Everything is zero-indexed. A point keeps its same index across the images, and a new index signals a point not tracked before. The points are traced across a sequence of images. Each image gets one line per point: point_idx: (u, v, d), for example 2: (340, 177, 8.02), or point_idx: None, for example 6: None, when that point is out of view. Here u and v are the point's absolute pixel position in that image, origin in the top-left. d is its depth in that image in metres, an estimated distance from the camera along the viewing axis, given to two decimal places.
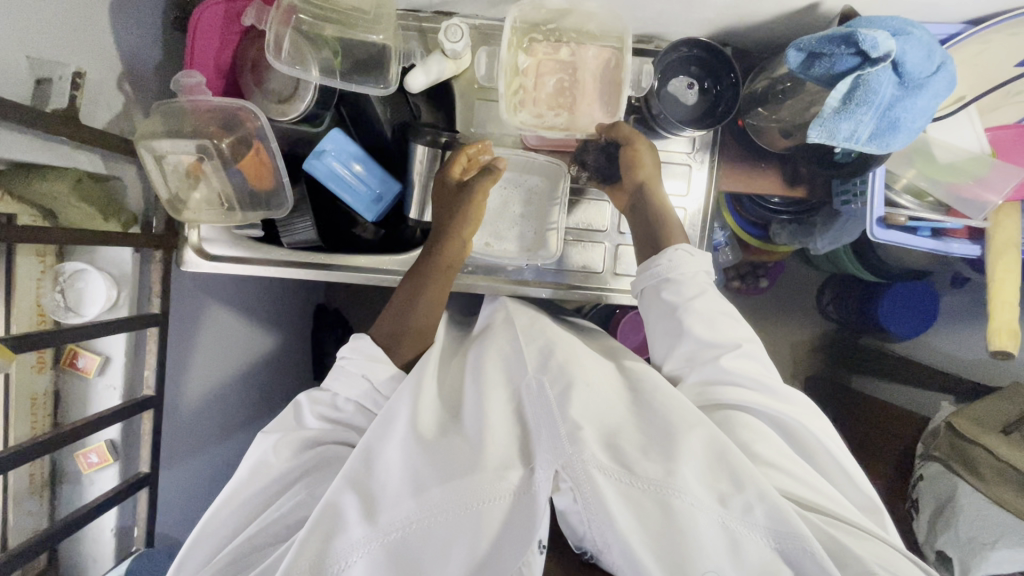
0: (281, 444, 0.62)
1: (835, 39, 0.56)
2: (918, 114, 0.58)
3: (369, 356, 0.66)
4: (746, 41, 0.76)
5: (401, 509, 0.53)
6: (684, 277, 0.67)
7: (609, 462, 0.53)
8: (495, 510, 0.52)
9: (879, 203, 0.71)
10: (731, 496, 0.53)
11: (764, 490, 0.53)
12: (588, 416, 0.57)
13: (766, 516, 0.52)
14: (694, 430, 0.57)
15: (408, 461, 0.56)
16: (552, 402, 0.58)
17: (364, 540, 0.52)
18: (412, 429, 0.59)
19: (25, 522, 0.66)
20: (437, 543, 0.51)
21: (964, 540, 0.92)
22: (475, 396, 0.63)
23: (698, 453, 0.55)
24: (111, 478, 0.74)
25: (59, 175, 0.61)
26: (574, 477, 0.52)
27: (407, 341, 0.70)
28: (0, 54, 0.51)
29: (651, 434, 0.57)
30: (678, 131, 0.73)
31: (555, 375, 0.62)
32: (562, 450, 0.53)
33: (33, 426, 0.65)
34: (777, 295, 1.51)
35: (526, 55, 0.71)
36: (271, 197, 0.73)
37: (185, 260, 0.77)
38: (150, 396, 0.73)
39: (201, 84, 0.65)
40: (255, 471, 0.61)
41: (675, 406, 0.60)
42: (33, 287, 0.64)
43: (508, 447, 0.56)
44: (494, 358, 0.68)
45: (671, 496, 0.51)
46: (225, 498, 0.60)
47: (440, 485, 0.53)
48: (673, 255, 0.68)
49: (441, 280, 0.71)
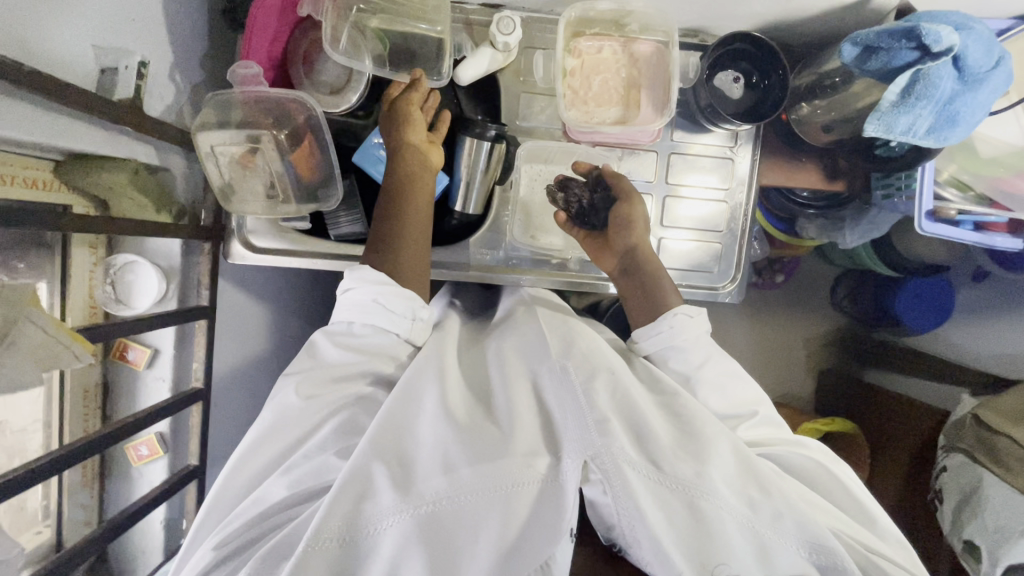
0: (303, 383, 0.58)
1: (894, 33, 0.57)
2: (977, 109, 0.59)
3: (373, 280, 0.61)
4: (792, 36, 0.77)
5: (431, 485, 0.50)
6: (686, 341, 0.65)
7: (636, 458, 0.51)
8: (524, 497, 0.49)
9: (928, 197, 0.71)
10: (760, 502, 0.51)
11: (794, 501, 0.51)
12: (613, 408, 0.54)
13: (797, 527, 0.50)
14: (720, 438, 0.54)
15: (440, 438, 0.53)
16: (578, 393, 0.55)
17: (395, 509, 0.49)
18: (441, 405, 0.56)
19: (76, 514, 0.69)
20: (469, 521, 0.48)
21: (992, 529, 0.94)
22: (501, 383, 0.61)
23: (727, 457, 0.53)
24: (160, 470, 0.74)
25: (117, 166, 0.61)
26: (605, 469, 0.50)
27: (409, 255, 0.64)
28: (67, 41, 0.51)
29: (681, 432, 0.55)
30: (728, 124, 0.74)
31: (582, 363, 0.59)
32: (591, 440, 0.51)
33: (84, 425, 0.68)
34: (795, 288, 1.49)
35: (572, 56, 0.73)
36: (320, 188, 0.72)
37: (231, 252, 0.74)
38: (198, 388, 0.72)
39: (256, 75, 0.65)
40: (278, 419, 0.57)
41: (698, 413, 0.57)
42: (86, 279, 0.66)
43: (533, 434, 0.54)
44: (516, 349, 0.66)
45: (698, 498, 0.49)
46: (238, 462, 0.57)
47: (471, 466, 0.50)
48: (674, 321, 0.65)
49: (408, 197, 0.66)
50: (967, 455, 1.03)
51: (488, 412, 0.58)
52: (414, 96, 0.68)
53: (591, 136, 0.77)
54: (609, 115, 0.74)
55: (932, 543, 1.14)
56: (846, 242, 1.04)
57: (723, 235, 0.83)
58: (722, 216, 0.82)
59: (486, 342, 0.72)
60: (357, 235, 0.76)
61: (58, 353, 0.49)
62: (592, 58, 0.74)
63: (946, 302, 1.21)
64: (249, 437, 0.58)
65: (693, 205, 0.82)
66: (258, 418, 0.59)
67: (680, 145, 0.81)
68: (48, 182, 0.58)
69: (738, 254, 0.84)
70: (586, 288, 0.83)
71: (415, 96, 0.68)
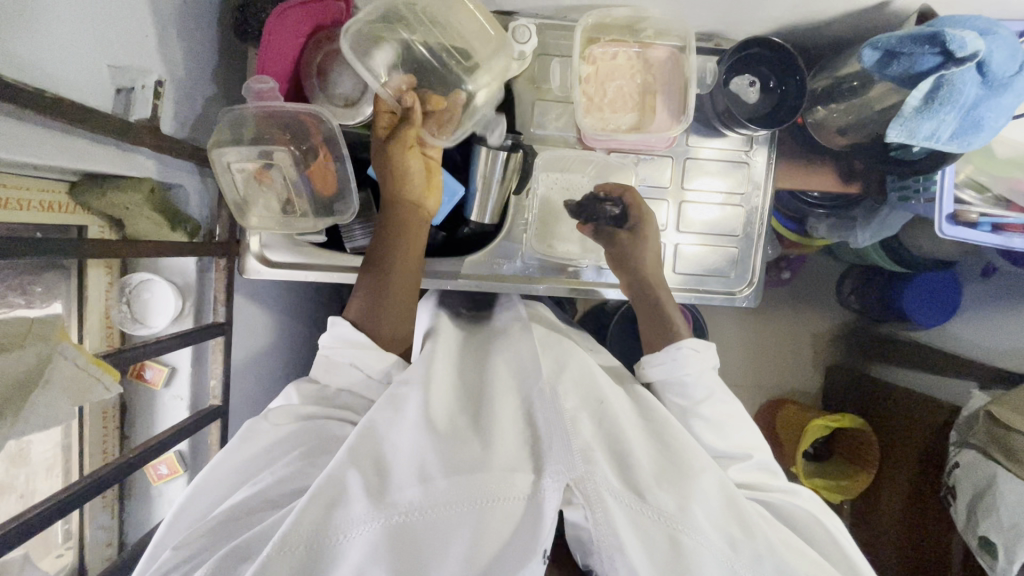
0: (275, 411, 0.61)
1: (917, 38, 0.56)
2: (1001, 113, 0.59)
3: (349, 340, 0.63)
4: (808, 39, 0.76)
5: (405, 495, 0.50)
6: (688, 377, 0.67)
7: (619, 487, 0.52)
8: (501, 514, 0.50)
9: (949, 201, 0.70)
10: (742, 541, 0.53)
11: (774, 544, 0.53)
12: (598, 435, 0.56)
13: (775, 571, 0.52)
14: (707, 471, 0.56)
15: (419, 449, 0.53)
16: (563, 412, 0.56)
17: (367, 517, 0.49)
18: (423, 414, 0.56)
19: (98, 537, 0.68)
20: (440, 533, 0.49)
21: (1008, 526, 0.94)
22: (490, 396, 0.61)
23: (712, 494, 0.55)
24: (180, 488, 0.73)
25: (132, 186, 0.60)
26: (586, 494, 0.50)
27: (394, 311, 0.66)
28: (84, 62, 0.50)
29: (663, 462, 0.57)
30: (744, 129, 0.73)
31: (574, 385, 0.61)
32: (574, 464, 0.52)
33: (105, 450, 0.67)
34: (797, 289, 1.52)
35: (587, 63, 0.73)
36: (336, 201, 0.71)
37: (247, 268, 0.75)
38: (217, 405, 0.72)
39: (272, 89, 0.64)
40: (245, 436, 0.58)
41: (686, 446, 0.59)
42: (101, 300, 0.65)
43: (517, 451, 0.54)
44: (507, 366, 0.66)
45: (679, 532, 0.51)
46: (202, 481, 0.57)
47: (446, 477, 0.51)
48: (679, 353, 0.67)
49: (399, 237, 0.67)
50: (981, 452, 1.04)
51: (471, 421, 0.59)
52: (410, 130, 0.66)
53: (606, 143, 0.76)
54: (625, 123, 0.74)
55: (945, 538, 1.15)
56: (859, 242, 1.03)
57: (739, 239, 0.83)
58: (737, 220, 0.82)
59: (489, 346, 0.73)
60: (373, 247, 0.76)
61: (87, 385, 0.47)
62: (606, 64, 0.74)
63: (954, 299, 1.19)
64: (215, 459, 0.59)
65: (707, 210, 0.82)
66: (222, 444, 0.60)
67: (695, 150, 0.80)
68: (64, 205, 0.57)
69: (755, 256, 0.84)
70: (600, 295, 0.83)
71: (411, 129, 0.66)
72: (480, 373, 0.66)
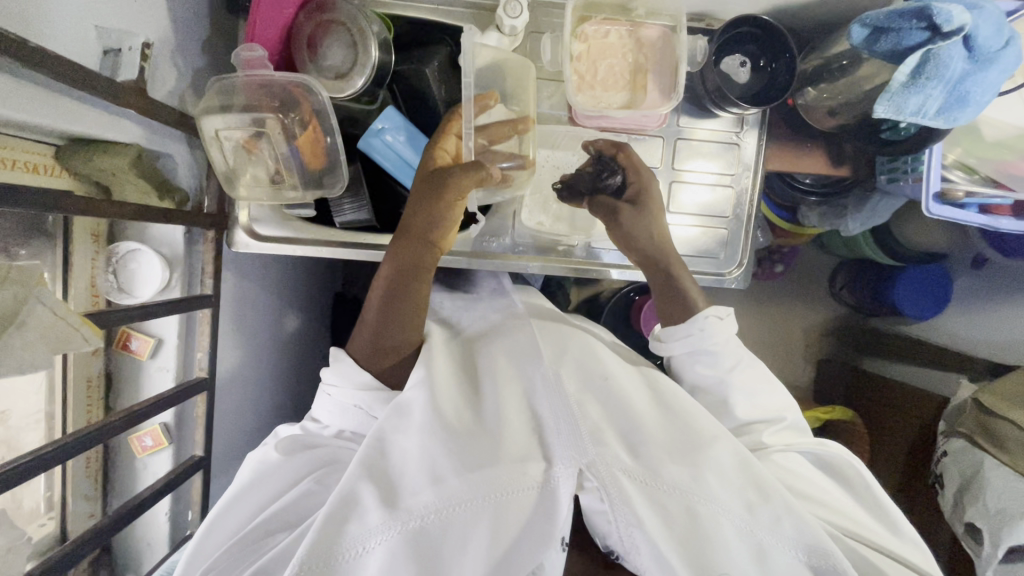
0: (281, 442, 0.68)
1: (906, 13, 0.57)
2: (987, 88, 0.59)
3: (355, 380, 0.67)
4: (799, 21, 0.77)
5: (420, 499, 0.56)
6: (715, 344, 0.70)
7: (632, 465, 0.58)
8: (516, 504, 0.56)
9: (935, 180, 0.72)
10: (759, 505, 0.59)
11: (792, 504, 0.59)
12: (605, 416, 0.64)
13: (795, 530, 0.58)
14: (717, 441, 0.62)
15: (429, 450, 0.59)
16: (572, 399, 0.64)
17: (383, 526, 0.54)
18: (432, 413, 0.62)
19: (81, 506, 0.67)
20: (458, 529, 0.55)
21: (993, 511, 0.94)
22: (493, 390, 0.67)
23: (725, 461, 0.61)
24: (164, 462, 0.73)
25: (119, 151, 0.59)
26: (599, 476, 0.56)
27: (402, 336, 0.68)
28: (70, 20, 0.50)
29: (676, 437, 0.62)
30: (736, 108, 0.73)
31: (573, 374, 0.69)
32: (585, 449, 0.58)
33: (89, 414, 0.66)
34: (793, 282, 1.51)
35: (579, 41, 0.72)
36: (325, 175, 0.71)
37: (236, 241, 0.74)
38: (203, 378, 0.72)
39: (261, 58, 0.63)
40: (260, 473, 0.66)
41: (698, 421, 0.65)
42: (88, 268, 0.64)
43: (526, 441, 0.60)
44: (506, 357, 0.71)
45: (696, 501, 0.57)
46: (224, 508, 0.65)
47: (458, 476, 0.56)
48: (706, 323, 0.69)
49: (415, 281, 0.67)
50: (969, 440, 1.04)
51: (476, 416, 0.64)
52: (463, 183, 0.64)
53: (602, 122, 0.77)
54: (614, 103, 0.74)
55: (931, 527, 1.15)
56: (849, 229, 1.03)
57: (728, 220, 0.83)
58: (727, 201, 0.83)
59: (473, 343, 0.77)
60: (362, 222, 0.76)
61: (67, 335, 0.47)
62: (598, 42, 0.73)
63: (944, 289, 1.18)
64: (229, 493, 0.66)
65: (697, 192, 0.82)
66: (237, 476, 0.67)
67: (686, 131, 0.81)
68: (49, 168, 0.56)
69: (745, 239, 0.84)
70: (593, 273, 0.83)
71: (465, 184, 0.65)
72: (478, 372, 0.71)
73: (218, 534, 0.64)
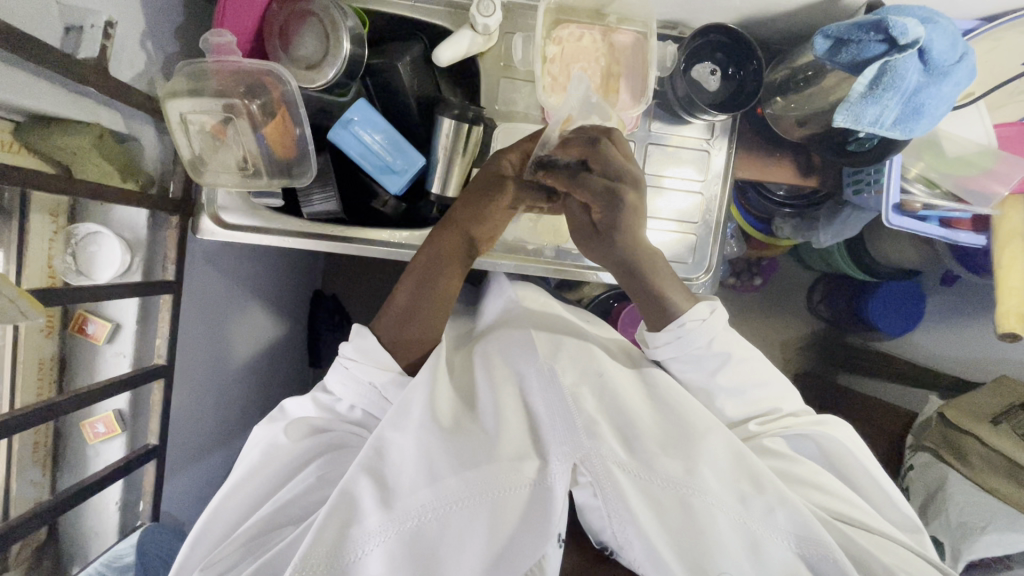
0: (293, 427, 0.66)
1: (864, 26, 0.57)
2: (941, 101, 0.61)
3: (375, 360, 0.65)
4: (767, 32, 0.79)
5: (416, 499, 0.56)
6: (697, 349, 0.66)
7: (626, 457, 0.58)
8: (512, 502, 0.56)
9: (895, 192, 0.74)
10: (753, 496, 0.58)
11: (785, 495, 0.58)
12: (600, 407, 0.62)
13: (786, 518, 0.58)
14: (711, 432, 0.62)
15: (425, 449, 0.58)
16: (566, 395, 0.62)
17: (379, 529, 0.55)
18: (427, 413, 0.61)
19: (28, 492, 0.64)
20: (455, 529, 0.55)
21: (954, 525, 0.92)
22: (489, 391, 0.66)
23: (720, 452, 0.61)
24: (117, 449, 0.72)
25: (81, 130, 0.59)
26: (593, 471, 0.56)
27: (423, 314, 0.68)
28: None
29: (671, 430, 0.63)
30: (705, 114, 0.74)
31: (569, 365, 0.67)
32: (580, 443, 0.57)
33: (39, 392, 0.63)
34: (769, 295, 1.46)
35: (552, 44, 0.72)
36: (294, 164, 0.71)
37: (201, 227, 0.74)
38: (160, 364, 0.71)
39: (230, 43, 0.64)
40: (266, 456, 0.64)
41: (691, 412, 0.64)
42: (45, 247, 0.62)
43: (520, 439, 0.61)
44: (505, 350, 0.72)
45: (689, 494, 0.57)
46: (212, 513, 0.63)
47: (454, 475, 0.57)
48: (682, 329, 0.65)
49: (444, 272, 0.69)
50: (933, 454, 1.02)
51: (472, 417, 0.64)
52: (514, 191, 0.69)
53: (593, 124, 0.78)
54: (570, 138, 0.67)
55: None
56: (822, 242, 1.03)
57: (698, 226, 0.84)
58: (694, 207, 0.83)
59: (473, 347, 0.77)
60: (329, 214, 0.77)
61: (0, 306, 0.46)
62: (571, 45, 0.72)
63: (917, 308, 1.17)
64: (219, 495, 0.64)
65: (672, 198, 0.83)
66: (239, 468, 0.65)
67: (658, 136, 0.81)
68: (5, 143, 0.54)
69: (712, 247, 0.85)
70: (577, 276, 0.82)
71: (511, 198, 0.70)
72: (473, 375, 0.71)
73: (209, 541, 0.62)
